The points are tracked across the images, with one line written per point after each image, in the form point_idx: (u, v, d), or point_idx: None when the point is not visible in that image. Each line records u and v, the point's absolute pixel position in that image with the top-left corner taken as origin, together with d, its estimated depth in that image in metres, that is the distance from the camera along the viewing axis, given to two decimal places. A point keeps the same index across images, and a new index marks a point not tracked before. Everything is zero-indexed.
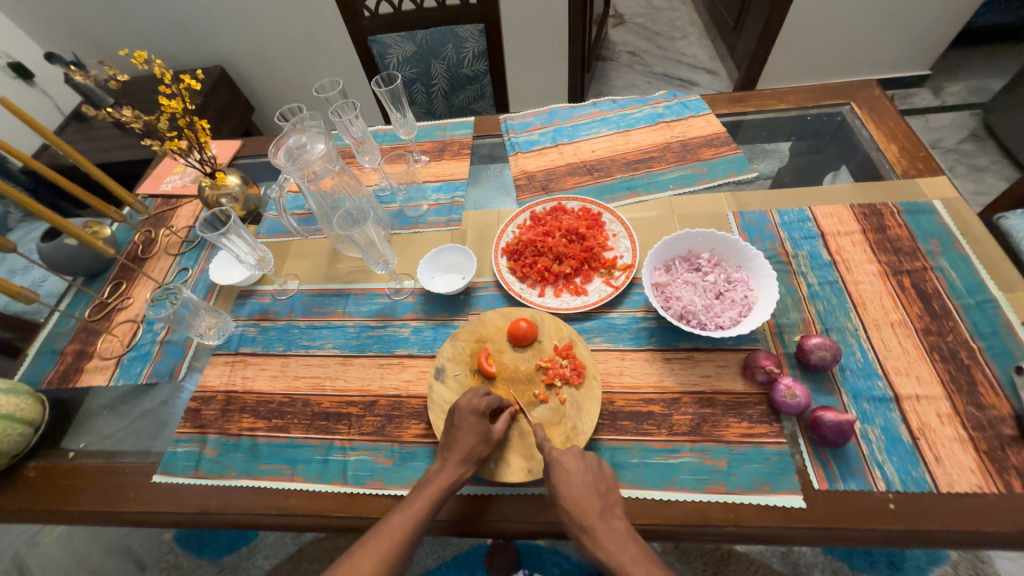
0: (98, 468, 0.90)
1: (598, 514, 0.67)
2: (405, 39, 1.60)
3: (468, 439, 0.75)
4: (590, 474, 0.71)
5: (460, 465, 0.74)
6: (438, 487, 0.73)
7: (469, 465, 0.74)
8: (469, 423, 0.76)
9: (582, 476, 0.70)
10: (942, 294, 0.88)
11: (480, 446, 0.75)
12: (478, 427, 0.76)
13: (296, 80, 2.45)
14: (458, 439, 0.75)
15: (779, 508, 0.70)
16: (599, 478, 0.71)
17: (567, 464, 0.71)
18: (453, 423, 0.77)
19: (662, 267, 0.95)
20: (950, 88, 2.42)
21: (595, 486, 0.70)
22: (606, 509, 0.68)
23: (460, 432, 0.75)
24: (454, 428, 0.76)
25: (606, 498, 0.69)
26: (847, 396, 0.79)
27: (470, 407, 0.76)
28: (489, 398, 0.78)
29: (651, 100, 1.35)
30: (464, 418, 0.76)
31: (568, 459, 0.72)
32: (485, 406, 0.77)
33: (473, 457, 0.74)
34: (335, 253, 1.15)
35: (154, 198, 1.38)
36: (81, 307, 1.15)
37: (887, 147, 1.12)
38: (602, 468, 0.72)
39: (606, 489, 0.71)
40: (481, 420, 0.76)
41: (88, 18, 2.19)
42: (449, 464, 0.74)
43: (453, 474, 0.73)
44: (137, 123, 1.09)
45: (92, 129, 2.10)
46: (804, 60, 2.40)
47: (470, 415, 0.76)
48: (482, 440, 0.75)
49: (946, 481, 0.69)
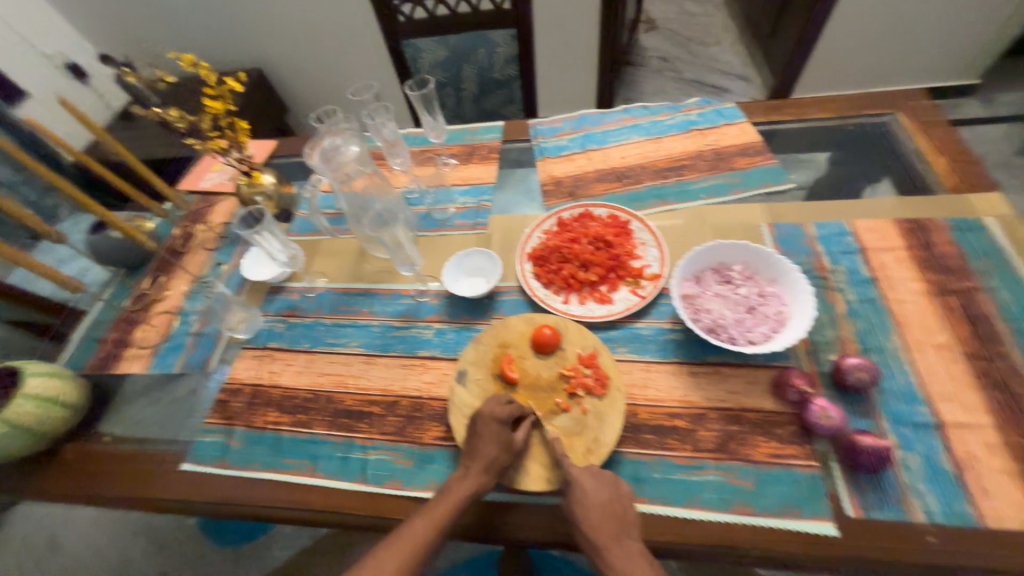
0: (131, 453, 0.93)
1: (615, 537, 0.67)
2: (438, 43, 1.62)
3: (489, 449, 0.74)
4: (608, 492, 0.70)
5: (483, 474, 0.73)
6: (460, 494, 0.72)
7: (491, 474, 0.73)
8: (491, 432, 0.75)
9: (599, 496, 0.69)
10: (994, 317, 0.83)
11: (502, 455, 0.74)
12: (500, 436, 0.75)
13: (329, 82, 2.51)
14: (480, 448, 0.74)
15: (810, 535, 0.67)
16: (617, 498, 0.70)
17: (587, 484, 0.70)
18: (474, 431, 0.76)
19: (691, 278, 0.93)
20: (1003, 99, 2.29)
21: (612, 507, 0.69)
22: (622, 531, 0.68)
23: (482, 440, 0.75)
24: (474, 436, 0.76)
25: (622, 520, 0.68)
26: (886, 420, 0.75)
27: (491, 415, 0.76)
28: (511, 406, 0.78)
29: (683, 106, 1.33)
30: (486, 426, 0.76)
31: (587, 478, 0.71)
32: (507, 413, 0.77)
33: (494, 466, 0.74)
34: (363, 253, 1.17)
35: (193, 195, 1.43)
36: (122, 297, 1.21)
37: (935, 161, 1.07)
38: (620, 489, 0.71)
39: (623, 510, 0.70)
40: (503, 428, 0.76)
41: (139, 21, 2.30)
42: (470, 472, 0.74)
43: (475, 483, 0.73)
44: (183, 123, 1.14)
45: (138, 127, 2.20)
46: (844, 68, 2.31)
47: (491, 423, 0.76)
48: (504, 449, 0.74)
49: (994, 516, 0.65)
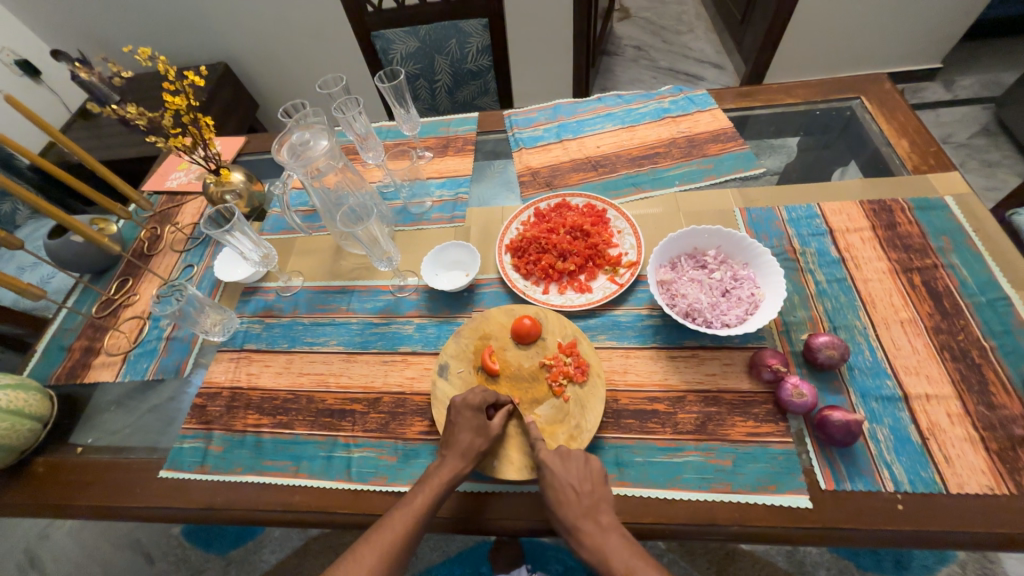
0: (106, 463, 0.90)
1: (583, 516, 0.67)
2: (409, 34, 1.59)
3: (465, 435, 0.75)
4: (579, 473, 0.71)
5: (460, 460, 0.74)
6: (439, 483, 0.73)
7: (467, 460, 0.74)
8: (465, 419, 0.76)
9: (563, 479, 0.70)
10: (953, 292, 0.86)
11: (477, 440, 0.75)
12: (475, 423, 0.76)
13: (299, 76, 2.44)
14: (455, 435, 0.76)
15: (785, 507, 0.70)
16: (588, 475, 0.71)
17: (554, 466, 0.71)
18: (451, 420, 0.77)
19: (667, 264, 0.94)
20: (962, 82, 2.38)
21: (582, 486, 0.69)
22: (592, 508, 0.68)
23: (458, 428, 0.76)
24: (452, 424, 0.77)
25: (593, 498, 0.69)
26: (855, 395, 0.78)
27: (465, 403, 0.77)
28: (485, 393, 0.78)
29: (657, 94, 1.33)
30: (460, 414, 0.77)
31: (554, 460, 0.72)
32: (480, 400, 0.78)
33: (472, 452, 0.74)
34: (339, 250, 1.15)
35: (160, 195, 1.38)
36: (88, 303, 1.16)
37: (897, 142, 1.10)
38: (591, 467, 0.72)
39: (595, 487, 0.70)
40: (477, 415, 0.77)
41: (93, 15, 2.19)
42: (447, 459, 0.74)
43: (452, 469, 0.73)
44: (142, 120, 1.08)
45: (99, 126, 2.11)
46: (812, 54, 2.36)
47: (465, 411, 0.77)
48: (479, 435, 0.75)
49: (957, 481, 0.69)
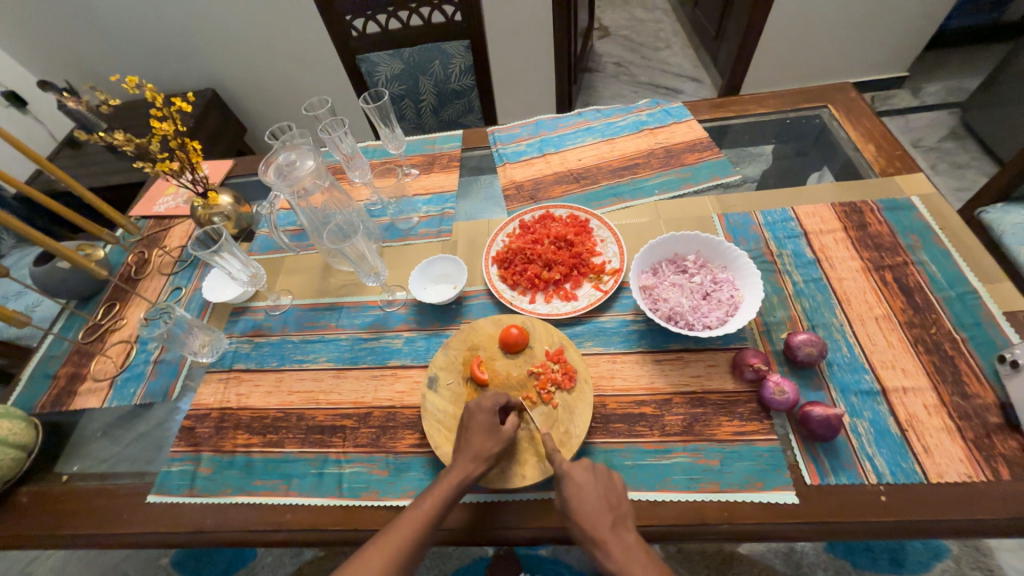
0: (92, 490, 0.89)
1: (609, 527, 0.68)
2: (393, 56, 1.63)
3: (477, 439, 0.75)
4: (601, 487, 0.71)
5: (471, 462, 0.74)
6: (444, 490, 0.72)
7: (480, 462, 0.74)
8: (477, 422, 0.76)
9: (593, 490, 0.70)
10: (924, 288, 0.90)
11: (490, 442, 0.75)
12: (487, 425, 0.76)
13: (287, 100, 2.48)
14: (469, 438, 0.75)
15: (773, 505, 0.71)
16: (609, 490, 0.71)
17: (577, 477, 0.71)
18: (463, 425, 0.78)
19: (649, 270, 0.97)
20: (928, 89, 2.48)
21: (607, 498, 0.70)
22: (618, 522, 0.69)
23: (470, 431, 0.76)
24: (464, 427, 0.77)
25: (616, 511, 0.69)
26: (835, 391, 0.80)
27: (478, 407, 0.77)
28: (497, 397, 0.79)
29: (634, 108, 1.38)
30: (473, 418, 0.77)
31: (579, 470, 0.71)
32: (487, 402, 0.78)
33: (485, 455, 0.74)
34: (327, 267, 1.16)
35: (147, 220, 1.39)
36: (75, 329, 1.16)
37: (864, 147, 1.15)
38: (614, 480, 0.72)
39: (618, 500, 0.71)
40: (490, 417, 0.77)
41: (82, 45, 2.23)
42: (459, 462, 0.74)
43: (463, 471, 0.73)
44: (129, 146, 1.09)
45: (86, 154, 2.12)
46: (784, 66, 2.46)
47: (478, 415, 0.77)
48: (491, 437, 0.75)
49: (936, 470, 0.70)
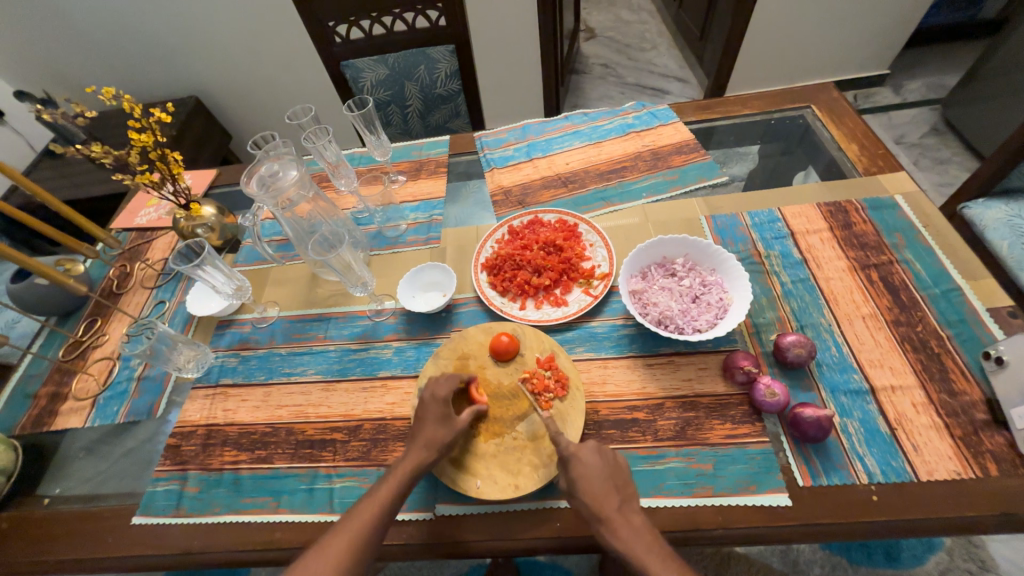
0: (76, 513, 0.87)
1: (616, 507, 0.67)
2: (378, 62, 1.62)
3: (430, 428, 0.77)
4: (608, 467, 0.71)
5: (424, 449, 0.75)
6: (401, 473, 0.74)
7: (433, 450, 0.75)
8: (430, 412, 0.78)
9: (599, 471, 0.70)
10: (909, 286, 0.90)
11: (441, 432, 0.77)
12: (440, 415, 0.78)
13: (271, 106, 2.46)
14: (422, 427, 0.78)
15: (766, 507, 0.71)
16: (616, 470, 0.71)
17: (585, 458, 0.71)
18: (419, 416, 0.79)
19: (638, 274, 0.97)
20: (909, 86, 2.52)
21: (613, 479, 0.70)
22: (625, 502, 0.68)
23: (424, 421, 0.78)
24: (419, 420, 0.79)
25: (623, 491, 0.69)
26: (825, 391, 0.81)
27: (432, 396, 0.79)
28: (451, 384, 0.81)
29: (621, 111, 1.38)
30: (428, 409, 0.79)
31: (586, 453, 0.71)
32: (447, 393, 0.79)
33: (437, 442, 0.76)
34: (315, 277, 1.15)
35: (128, 232, 1.36)
36: (55, 347, 1.13)
37: (848, 147, 1.16)
38: (619, 462, 0.72)
39: (623, 481, 0.71)
40: (444, 408, 0.78)
41: (60, 54, 2.18)
42: (413, 449, 0.76)
43: (417, 457, 0.75)
44: (108, 159, 1.07)
45: (66, 165, 2.08)
46: (768, 66, 2.48)
47: (432, 404, 0.79)
48: (443, 426, 0.77)
49: (925, 468, 0.71)
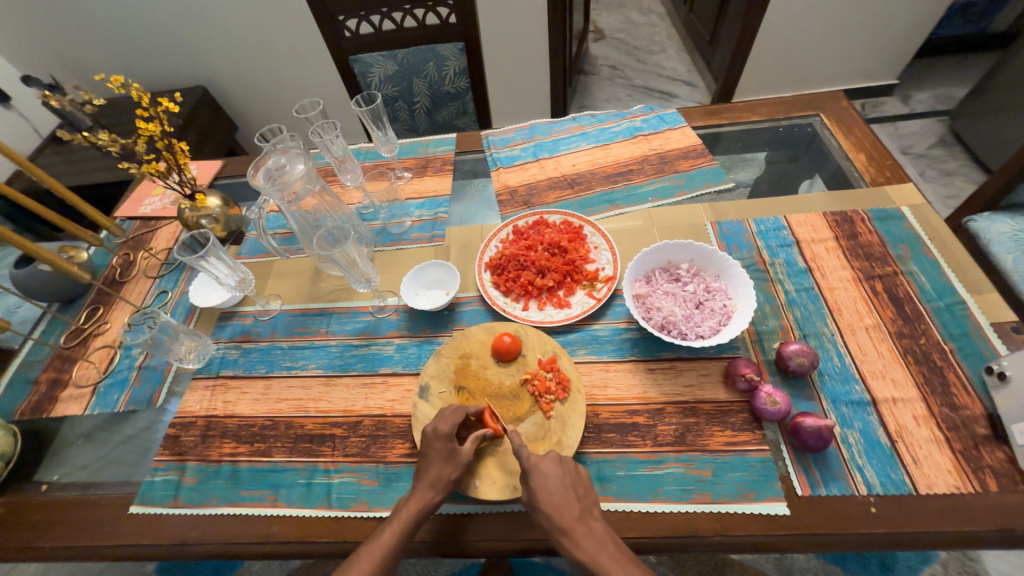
0: (73, 501, 0.87)
1: (577, 518, 0.68)
2: (386, 57, 1.61)
3: (435, 466, 0.75)
4: (569, 478, 0.72)
5: (430, 490, 0.73)
6: (407, 514, 0.72)
7: (438, 490, 0.73)
8: (435, 451, 0.76)
9: (560, 482, 0.70)
10: (914, 298, 0.90)
11: (448, 470, 0.74)
12: (445, 452, 0.75)
13: (278, 99, 2.45)
14: (427, 465, 0.75)
15: (764, 516, 0.71)
16: (576, 481, 0.72)
17: (545, 469, 0.71)
18: (423, 451, 0.77)
19: (642, 279, 0.96)
20: (918, 97, 2.52)
21: (573, 490, 0.71)
22: (585, 512, 0.69)
23: (429, 460, 0.75)
24: (423, 457, 0.76)
25: (583, 502, 0.70)
26: (826, 401, 0.81)
27: (435, 434, 0.76)
28: (455, 418, 0.78)
29: (629, 114, 1.38)
30: (431, 446, 0.76)
31: (547, 463, 0.72)
32: (450, 428, 0.76)
33: (442, 482, 0.74)
34: (318, 272, 1.15)
35: (133, 221, 1.36)
36: (56, 334, 1.13)
37: (856, 157, 1.16)
38: (580, 472, 0.73)
39: (584, 492, 0.72)
40: (447, 444, 0.76)
41: (69, 40, 2.18)
42: (418, 489, 0.74)
43: (423, 500, 0.72)
44: (114, 147, 1.07)
45: (71, 151, 2.07)
46: (777, 73, 2.47)
47: (436, 442, 0.76)
48: (449, 463, 0.75)
49: (925, 482, 0.71)
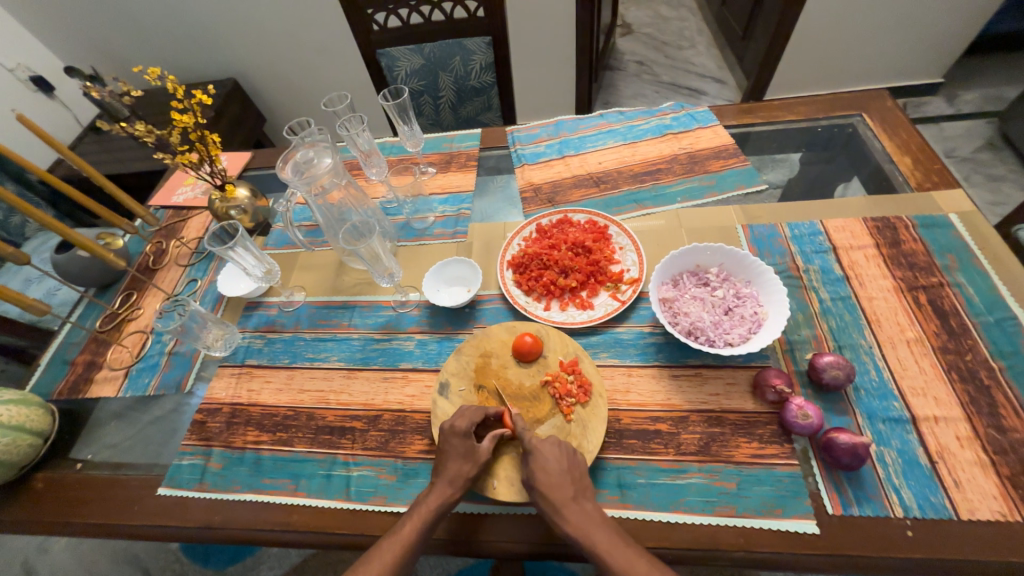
0: (105, 480, 0.90)
1: (571, 498, 0.68)
2: (413, 51, 1.61)
3: (454, 463, 0.74)
4: (566, 460, 0.72)
5: (449, 487, 0.73)
6: (427, 510, 0.72)
7: (457, 487, 0.73)
8: (453, 447, 0.75)
9: (557, 463, 0.71)
10: (960, 311, 0.85)
11: (465, 467, 0.74)
12: (463, 449, 0.75)
13: (305, 92, 2.49)
14: (446, 461, 0.75)
15: (792, 533, 0.68)
16: (573, 464, 0.73)
17: (544, 452, 0.72)
18: (440, 446, 0.77)
19: (669, 282, 0.94)
20: (965, 96, 2.39)
21: (569, 471, 0.71)
22: (582, 494, 0.70)
23: (447, 456, 0.75)
24: (441, 452, 0.76)
25: (578, 484, 0.71)
26: (861, 416, 0.77)
27: (453, 429, 0.76)
28: (474, 417, 0.77)
29: (658, 111, 1.34)
30: (448, 442, 0.76)
31: (546, 446, 0.73)
32: (469, 423, 0.76)
33: (460, 478, 0.73)
34: (341, 265, 1.16)
35: (165, 210, 1.40)
36: (92, 317, 1.17)
37: (900, 160, 1.10)
38: (577, 456, 0.74)
39: (580, 475, 0.72)
40: (464, 441, 0.75)
41: (109, 33, 2.25)
42: (437, 486, 0.74)
43: (442, 496, 0.72)
44: (150, 137, 1.09)
45: (109, 140, 2.15)
46: (813, 70, 2.38)
47: (453, 438, 0.76)
48: (468, 461, 0.74)
49: (967, 506, 0.67)
